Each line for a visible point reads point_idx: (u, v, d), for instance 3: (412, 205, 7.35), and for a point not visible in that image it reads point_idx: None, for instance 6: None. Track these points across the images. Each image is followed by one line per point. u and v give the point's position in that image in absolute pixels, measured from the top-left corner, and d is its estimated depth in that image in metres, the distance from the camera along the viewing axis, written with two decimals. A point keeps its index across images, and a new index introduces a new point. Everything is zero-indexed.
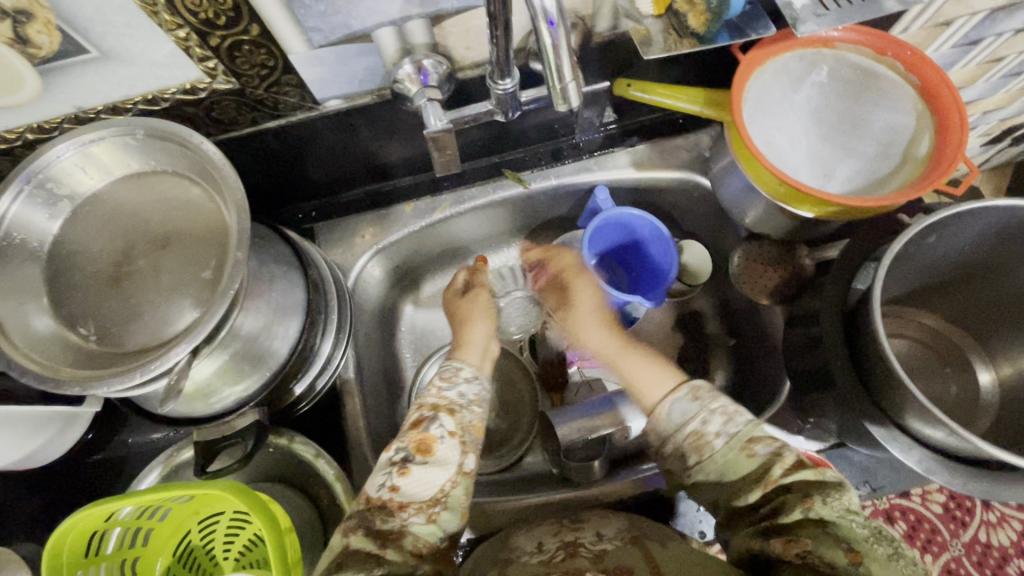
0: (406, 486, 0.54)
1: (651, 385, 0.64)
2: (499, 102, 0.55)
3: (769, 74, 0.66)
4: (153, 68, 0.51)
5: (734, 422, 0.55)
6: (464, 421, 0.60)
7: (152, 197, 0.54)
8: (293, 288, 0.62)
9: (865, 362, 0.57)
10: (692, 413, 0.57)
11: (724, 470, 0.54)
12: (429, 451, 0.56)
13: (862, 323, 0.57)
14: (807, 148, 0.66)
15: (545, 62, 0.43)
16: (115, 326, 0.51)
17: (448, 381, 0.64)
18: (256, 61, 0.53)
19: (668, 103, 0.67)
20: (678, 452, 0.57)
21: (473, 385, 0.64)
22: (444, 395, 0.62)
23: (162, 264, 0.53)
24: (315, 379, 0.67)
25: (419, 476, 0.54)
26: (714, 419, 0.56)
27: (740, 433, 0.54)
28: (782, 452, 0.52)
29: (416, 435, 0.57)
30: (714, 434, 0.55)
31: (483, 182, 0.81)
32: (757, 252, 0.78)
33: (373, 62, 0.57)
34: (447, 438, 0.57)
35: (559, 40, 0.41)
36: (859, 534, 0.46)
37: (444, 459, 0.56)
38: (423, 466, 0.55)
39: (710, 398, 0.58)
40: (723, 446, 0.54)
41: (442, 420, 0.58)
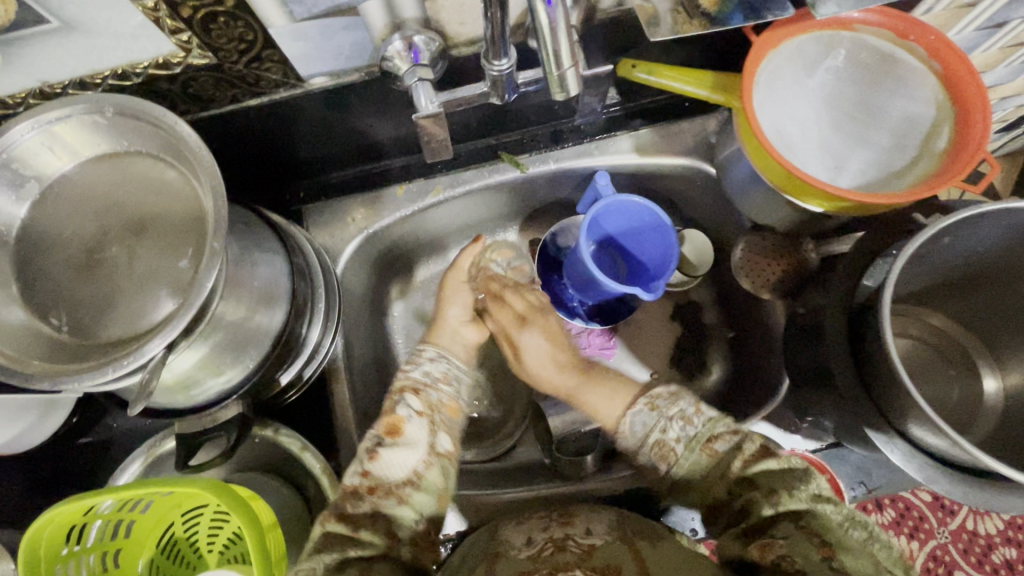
0: (376, 468, 0.55)
1: (607, 403, 0.69)
2: (494, 84, 0.52)
3: (782, 57, 0.62)
4: (121, 40, 0.47)
5: (692, 425, 0.59)
6: (431, 401, 0.62)
7: (125, 180, 0.51)
8: (277, 275, 0.60)
9: (868, 365, 0.55)
10: (653, 424, 0.62)
11: (691, 474, 0.58)
12: (399, 434, 0.58)
13: (868, 324, 0.55)
14: (819, 137, 0.62)
15: (542, 46, 0.40)
16: (88, 316, 0.49)
17: (413, 363, 0.66)
18: (233, 35, 0.49)
19: (675, 87, 0.63)
20: (658, 444, 0.60)
21: (437, 365, 0.66)
22: (411, 376, 0.64)
23: (137, 251, 0.50)
24: (302, 368, 0.65)
25: (388, 461, 0.56)
26: (673, 425, 0.60)
27: (699, 434, 0.58)
28: (740, 446, 0.56)
29: (386, 418, 0.59)
30: (675, 439, 0.59)
31: (479, 165, 0.77)
32: (758, 244, 0.76)
33: (360, 37, 0.53)
34: (416, 418, 0.59)
35: (558, 18, 0.38)
36: (833, 521, 0.48)
37: (413, 440, 0.58)
38: (393, 449, 0.57)
39: (666, 407, 0.62)
40: (683, 450, 0.58)
41: (408, 402, 0.60)
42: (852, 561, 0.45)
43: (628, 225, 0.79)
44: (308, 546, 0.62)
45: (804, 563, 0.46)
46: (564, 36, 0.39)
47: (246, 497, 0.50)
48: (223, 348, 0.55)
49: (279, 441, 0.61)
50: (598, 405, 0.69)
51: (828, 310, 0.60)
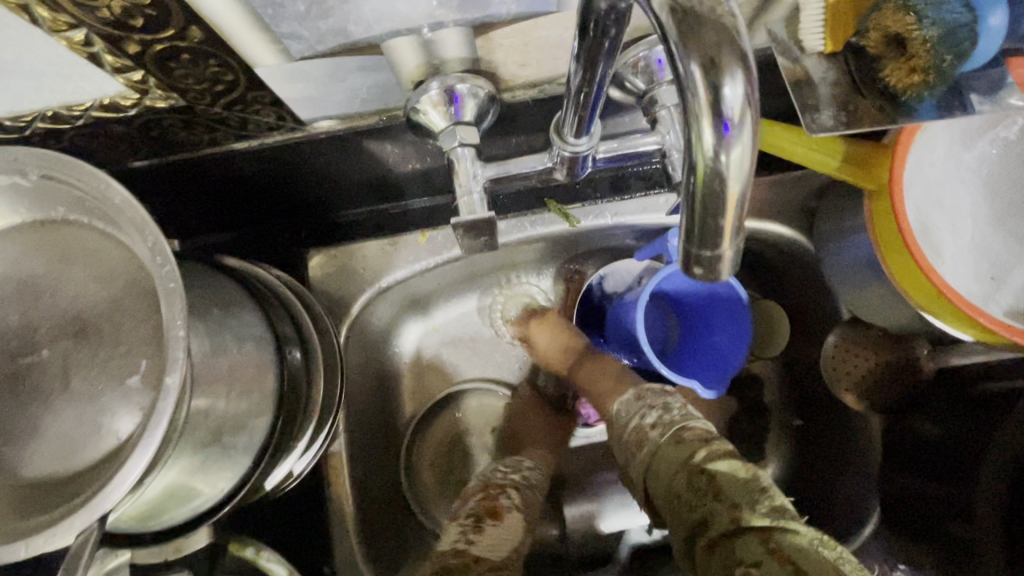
0: (483, 539, 0.51)
1: (602, 392, 0.65)
2: (561, 162, 0.38)
3: (939, 126, 0.47)
4: (45, 78, 0.33)
5: (669, 413, 0.53)
6: (528, 500, 0.59)
7: (63, 257, 0.38)
8: (264, 366, 0.48)
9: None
10: (636, 411, 0.56)
11: (665, 469, 0.48)
12: (500, 517, 0.54)
13: None
14: (974, 236, 0.48)
15: (692, 193, 0.23)
16: (9, 444, 0.37)
17: (512, 466, 0.64)
18: (203, 75, 0.35)
19: (786, 152, 0.47)
20: (637, 431, 0.55)
21: (533, 470, 0.64)
22: (507, 475, 0.61)
23: (74, 358, 0.38)
24: (295, 464, 0.54)
25: (493, 538, 0.51)
26: (651, 412, 0.55)
27: (677, 424, 0.52)
28: (709, 440, 0.48)
29: (487, 502, 0.56)
30: (651, 425, 0.54)
31: (520, 213, 0.63)
32: (859, 336, 0.61)
33: (382, 78, 0.38)
34: (513, 510, 0.56)
35: (735, 151, 0.21)
36: (809, 551, 0.38)
37: (512, 526, 0.53)
38: (495, 527, 0.53)
39: (654, 395, 0.57)
40: (662, 440, 0.51)
41: (509, 492, 0.58)
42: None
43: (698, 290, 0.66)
44: None
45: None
46: (743, 189, 0.22)
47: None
48: (197, 471, 0.43)
49: (263, 566, 0.49)
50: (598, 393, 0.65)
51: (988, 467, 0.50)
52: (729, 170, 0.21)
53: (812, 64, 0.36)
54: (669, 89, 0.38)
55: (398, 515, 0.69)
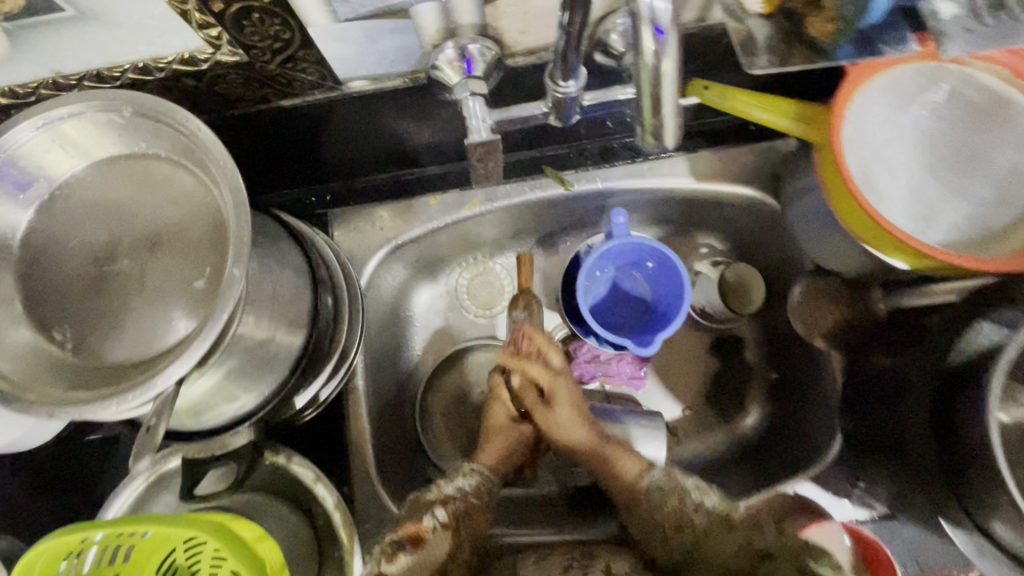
0: (396, 570, 0.52)
1: (618, 459, 0.63)
2: (554, 106, 0.46)
3: (875, 89, 0.55)
4: (143, 32, 0.42)
5: (708, 497, 0.57)
6: (458, 512, 0.59)
7: (139, 185, 0.46)
8: (300, 293, 0.55)
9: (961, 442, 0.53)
10: (668, 487, 0.58)
11: (710, 544, 0.52)
12: (422, 541, 0.55)
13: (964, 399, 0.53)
14: (910, 183, 0.56)
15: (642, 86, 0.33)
16: (95, 336, 0.45)
17: (447, 478, 0.63)
18: (268, 33, 0.43)
19: (747, 114, 0.57)
20: (675, 512, 0.56)
21: (471, 478, 0.63)
22: (442, 489, 0.61)
23: (149, 267, 0.46)
24: (320, 388, 0.61)
25: (408, 565, 0.53)
26: (690, 494, 0.57)
27: (719, 508, 0.55)
28: (764, 520, 0.52)
29: (410, 524, 0.57)
30: (694, 507, 0.56)
31: (520, 178, 0.71)
32: (822, 287, 0.69)
33: (408, 41, 0.47)
34: (439, 529, 0.57)
35: (665, 56, 0.31)
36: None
37: (434, 550, 0.55)
38: (413, 555, 0.54)
39: (680, 475, 0.60)
40: (704, 519, 0.54)
41: (434, 510, 0.58)
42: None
43: (652, 266, 0.75)
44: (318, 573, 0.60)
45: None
46: (671, 75, 0.32)
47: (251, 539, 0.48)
48: (238, 374, 0.50)
49: (292, 469, 0.56)
50: (621, 463, 0.63)
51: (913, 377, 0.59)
52: (662, 67, 0.32)
53: (755, 24, 0.44)
54: None
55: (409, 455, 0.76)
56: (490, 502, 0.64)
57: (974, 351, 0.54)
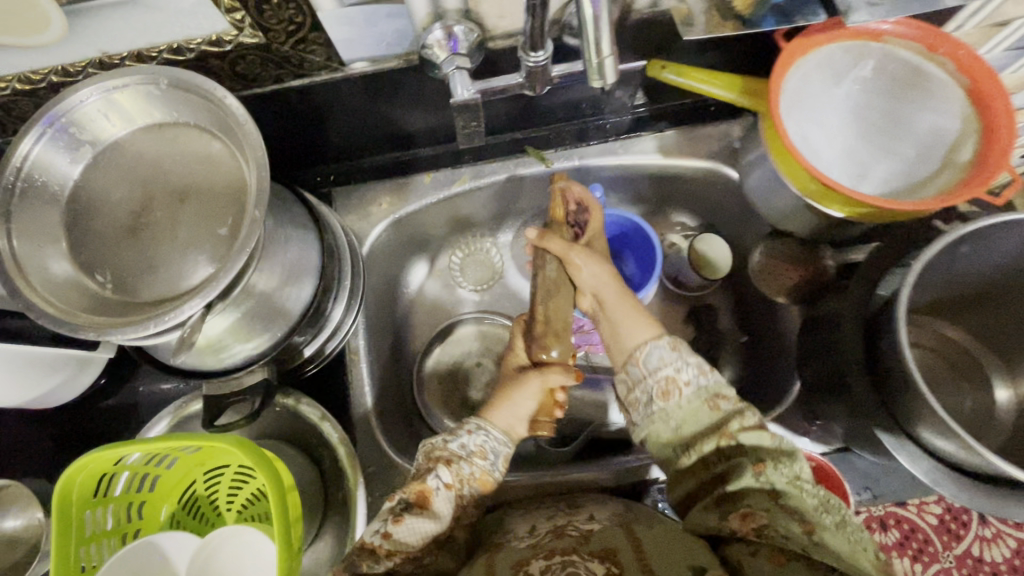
0: (399, 534, 0.52)
1: (633, 327, 0.60)
2: (529, 75, 0.54)
3: (810, 66, 0.62)
4: (180, 16, 0.50)
5: (706, 376, 0.56)
6: (462, 474, 0.56)
7: (171, 148, 0.54)
8: (308, 251, 0.62)
9: (886, 371, 0.56)
10: (668, 360, 0.56)
11: (686, 419, 0.55)
12: (427, 505, 0.54)
13: (882, 332, 0.56)
14: (843, 145, 0.64)
15: (586, 37, 0.44)
16: (131, 275, 0.51)
17: (452, 432, 0.59)
18: (284, 16, 0.51)
19: (701, 88, 0.65)
20: (666, 382, 0.56)
21: (477, 437, 0.58)
22: (446, 445, 0.57)
23: (179, 217, 0.53)
24: (325, 342, 0.68)
25: (410, 529, 0.52)
26: (687, 368, 0.56)
27: (709, 386, 0.56)
28: (744, 411, 0.54)
29: (415, 485, 0.55)
30: (685, 381, 0.56)
31: (505, 157, 0.79)
32: (777, 250, 0.78)
33: (403, 25, 0.55)
34: (444, 491, 0.54)
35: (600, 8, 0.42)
36: (809, 506, 0.49)
37: (440, 513, 0.54)
38: (417, 518, 0.53)
39: (688, 350, 0.58)
40: (690, 395, 0.55)
41: (438, 471, 0.55)
42: (832, 538, 0.47)
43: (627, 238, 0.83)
44: (320, 518, 0.65)
45: (786, 537, 0.48)
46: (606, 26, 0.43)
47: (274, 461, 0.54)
48: (250, 317, 0.56)
49: (300, 410, 0.64)
50: (627, 331, 0.60)
51: (846, 318, 0.60)
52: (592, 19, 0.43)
53: None
54: None
55: (407, 417, 0.81)
56: (499, 463, 0.59)
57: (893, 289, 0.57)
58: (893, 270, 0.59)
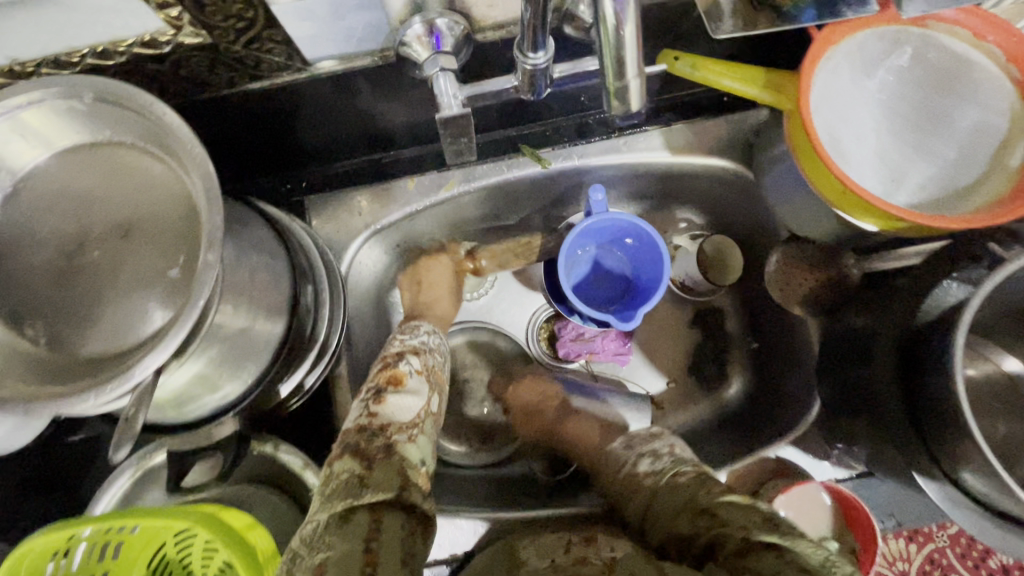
0: (383, 410, 0.56)
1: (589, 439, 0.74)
2: (524, 78, 0.46)
3: (841, 55, 0.56)
4: (100, 15, 0.41)
5: (661, 461, 0.60)
6: (429, 362, 0.65)
7: (107, 174, 0.46)
8: (279, 282, 0.55)
9: (924, 405, 0.51)
10: (627, 459, 0.63)
11: (664, 507, 0.54)
12: (402, 382, 0.60)
13: (927, 358, 0.51)
14: (878, 147, 0.57)
15: (603, 49, 0.34)
16: (69, 328, 0.44)
17: (408, 333, 0.68)
18: (230, 12, 0.42)
19: (720, 82, 0.56)
20: (629, 476, 0.62)
21: (432, 336, 0.69)
22: (406, 342, 0.66)
23: (122, 256, 0.45)
24: (304, 377, 0.61)
25: (394, 406, 0.57)
26: (644, 459, 0.62)
27: (666, 468, 0.58)
28: (703, 481, 0.54)
29: (384, 372, 0.61)
30: (645, 471, 0.60)
31: (499, 157, 0.71)
32: (797, 253, 0.72)
33: (374, 18, 0.46)
34: (415, 372, 0.62)
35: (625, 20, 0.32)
36: (813, 560, 0.41)
37: (416, 389, 0.60)
38: (397, 395, 0.58)
39: (642, 442, 0.65)
40: (651, 482, 0.58)
41: (408, 360, 0.63)
42: None
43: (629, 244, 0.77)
44: None
45: None
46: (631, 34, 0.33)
47: (240, 528, 0.47)
48: (221, 364, 0.50)
49: (280, 458, 0.57)
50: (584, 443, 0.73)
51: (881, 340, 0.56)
52: (626, 35, 0.33)
53: None
54: None
55: None
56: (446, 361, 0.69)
57: (945, 306, 0.51)
58: (943, 281, 0.52)
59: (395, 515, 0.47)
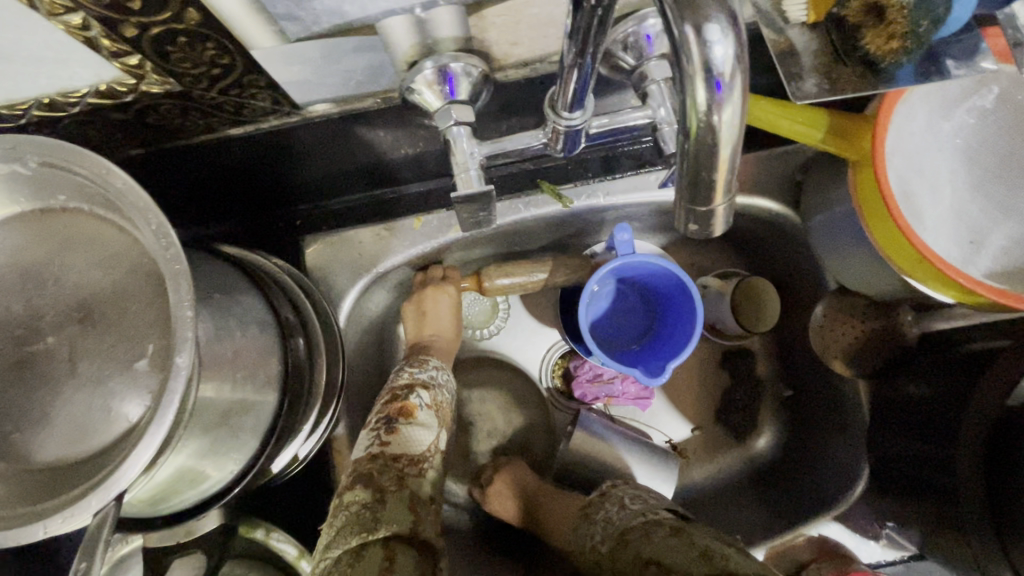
0: (395, 445, 0.51)
1: (568, 513, 0.65)
2: (554, 136, 0.39)
3: (917, 96, 0.48)
4: (42, 65, 0.34)
5: (611, 521, 0.56)
6: (439, 398, 0.56)
7: (64, 246, 0.39)
8: (268, 353, 0.48)
9: (1010, 509, 0.45)
10: (585, 529, 0.59)
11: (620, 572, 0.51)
12: (412, 417, 0.53)
13: (1018, 456, 0.45)
14: (953, 201, 0.50)
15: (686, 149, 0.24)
16: (18, 430, 0.38)
17: (418, 366, 0.59)
18: (202, 59, 0.35)
19: (771, 125, 0.49)
20: (592, 549, 0.57)
21: (439, 374, 0.59)
22: (415, 374, 0.58)
23: (80, 344, 0.38)
24: (299, 447, 0.55)
25: (407, 438, 0.52)
26: (598, 524, 0.58)
27: (618, 528, 0.55)
28: (648, 530, 0.52)
29: (394, 403, 0.54)
30: (599, 538, 0.56)
31: (513, 194, 0.63)
32: (844, 306, 0.64)
33: (377, 59, 0.39)
34: (427, 408, 0.54)
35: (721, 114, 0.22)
36: None
37: (427, 424, 0.53)
38: (408, 428, 0.52)
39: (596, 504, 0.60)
40: (607, 545, 0.55)
41: (419, 391, 0.55)
42: None
43: (659, 284, 0.70)
44: None
45: None
46: (730, 141, 0.22)
47: None
48: (204, 455, 0.44)
49: (274, 545, 0.52)
50: (565, 522, 0.64)
51: (959, 426, 0.49)
52: (724, 127, 0.22)
53: (797, 35, 0.35)
54: (659, 64, 0.40)
55: None
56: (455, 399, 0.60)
57: None
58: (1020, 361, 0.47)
59: (406, 553, 0.45)
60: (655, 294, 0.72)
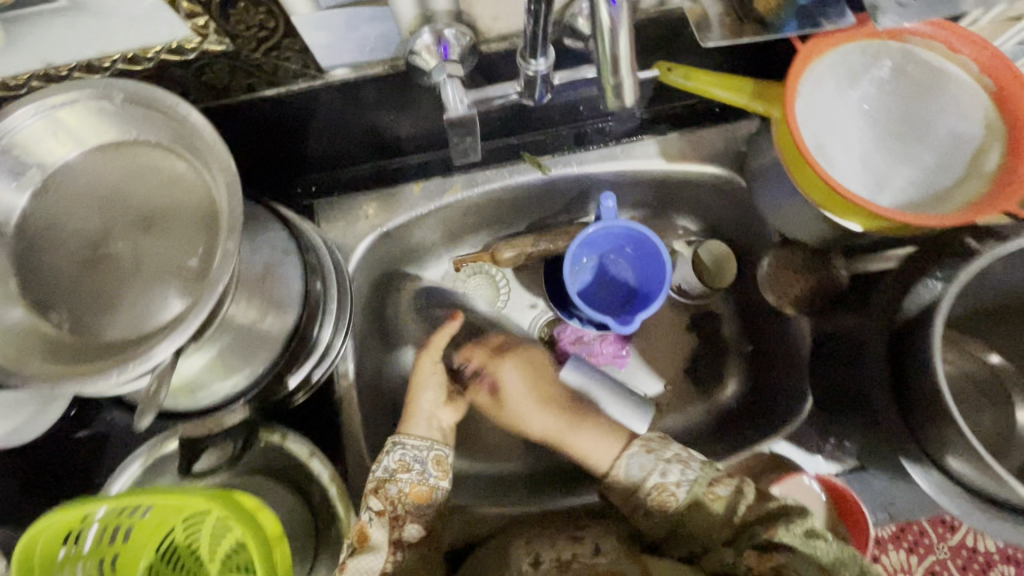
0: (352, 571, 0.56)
1: (598, 448, 0.69)
2: (527, 85, 0.49)
3: (825, 67, 0.59)
4: (133, 22, 0.44)
5: (690, 470, 0.62)
6: (392, 495, 0.60)
7: (134, 172, 0.48)
8: (290, 276, 0.57)
9: (911, 397, 0.54)
10: (649, 467, 0.64)
11: (697, 522, 0.60)
12: (367, 539, 0.57)
13: (910, 348, 0.54)
14: (860, 153, 0.60)
15: (601, 48, 0.39)
16: (90, 314, 0.46)
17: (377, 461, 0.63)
18: (253, 21, 0.46)
19: (708, 92, 0.60)
20: (656, 488, 0.62)
21: (396, 453, 0.63)
22: (374, 474, 0.61)
23: (144, 247, 0.48)
24: (311, 370, 0.61)
25: (357, 568, 0.56)
26: (671, 469, 0.63)
27: (698, 479, 0.61)
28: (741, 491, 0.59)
29: (353, 526, 0.58)
30: (675, 483, 0.62)
31: (499, 164, 0.74)
32: (788, 257, 0.74)
33: (386, 28, 0.50)
34: (378, 518, 0.59)
35: None
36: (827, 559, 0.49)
37: (379, 543, 0.58)
38: (360, 556, 0.56)
39: (659, 446, 0.66)
40: (682, 494, 0.61)
41: (369, 503, 0.59)
42: None
43: (632, 250, 0.80)
44: (311, 557, 0.60)
45: None
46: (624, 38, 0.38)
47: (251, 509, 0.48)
48: (229, 351, 0.52)
49: (288, 446, 0.60)
50: (596, 454, 0.69)
51: (869, 335, 0.59)
52: None
53: (707, 3, 0.46)
54: None
55: None
56: (429, 468, 0.64)
57: (922, 302, 0.54)
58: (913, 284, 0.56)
59: None
60: (631, 264, 0.81)
